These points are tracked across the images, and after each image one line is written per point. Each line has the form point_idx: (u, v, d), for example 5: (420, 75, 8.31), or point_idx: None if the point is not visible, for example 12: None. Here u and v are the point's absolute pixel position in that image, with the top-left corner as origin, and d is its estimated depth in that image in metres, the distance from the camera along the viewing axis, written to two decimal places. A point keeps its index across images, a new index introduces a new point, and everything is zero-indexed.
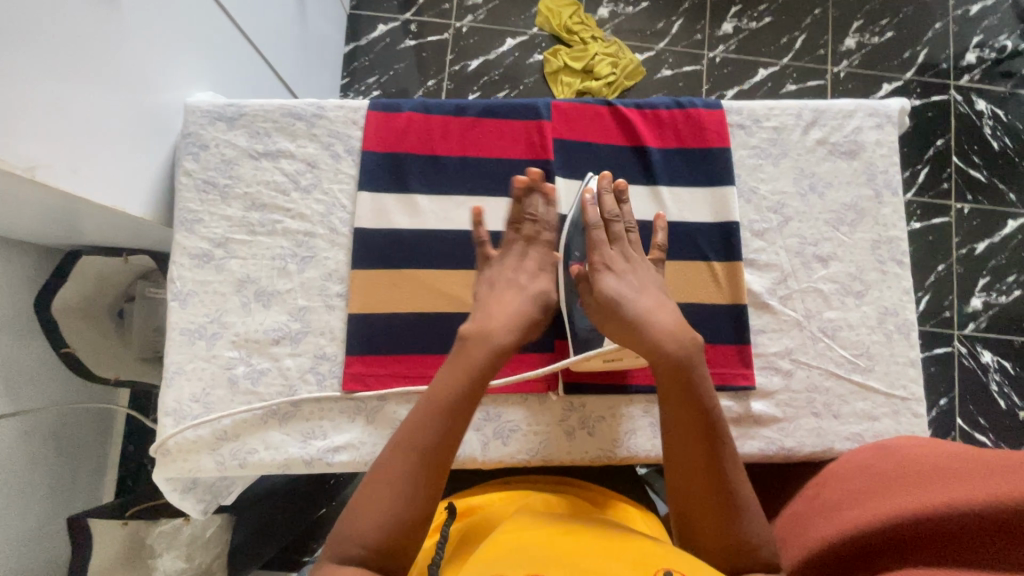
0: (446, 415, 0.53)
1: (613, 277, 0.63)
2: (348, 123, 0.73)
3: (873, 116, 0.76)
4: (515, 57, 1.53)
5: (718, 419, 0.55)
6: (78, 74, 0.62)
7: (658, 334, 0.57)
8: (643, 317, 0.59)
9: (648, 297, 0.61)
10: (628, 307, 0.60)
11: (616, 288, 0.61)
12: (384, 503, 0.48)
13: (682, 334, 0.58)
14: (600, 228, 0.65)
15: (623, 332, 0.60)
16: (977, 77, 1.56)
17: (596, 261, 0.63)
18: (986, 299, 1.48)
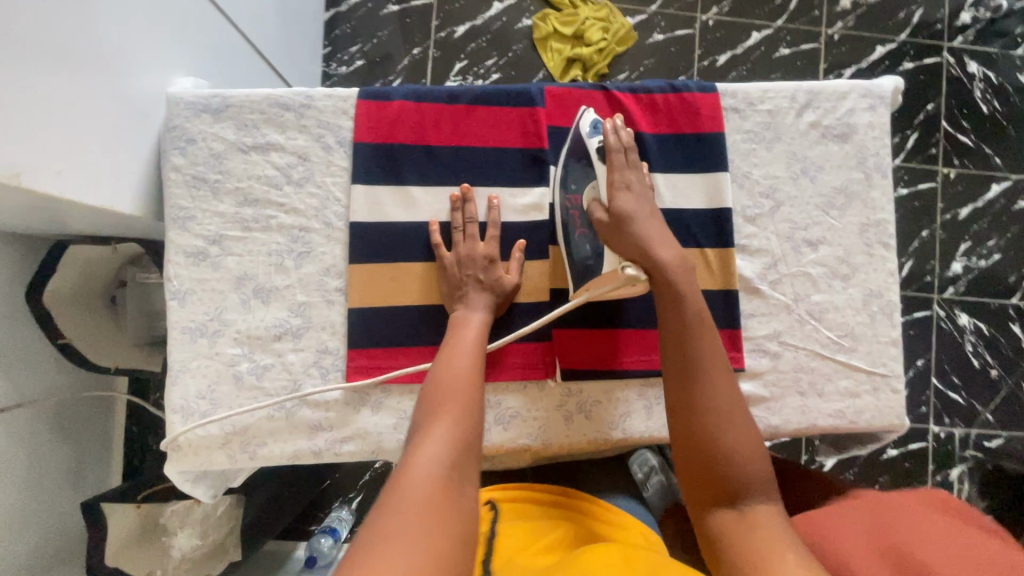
0: (464, 396, 0.57)
1: (626, 195, 0.64)
2: (338, 113, 0.72)
3: (866, 97, 0.76)
4: (503, 23, 1.47)
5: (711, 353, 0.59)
6: (54, 70, 0.60)
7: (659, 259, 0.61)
8: (648, 239, 0.62)
9: (654, 222, 0.64)
10: (636, 225, 0.62)
11: (631, 206, 0.63)
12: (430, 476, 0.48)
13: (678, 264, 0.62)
14: (619, 154, 0.65)
15: (629, 247, 0.62)
16: (971, 38, 1.55)
17: (613, 178, 0.64)
18: (966, 264, 1.52)
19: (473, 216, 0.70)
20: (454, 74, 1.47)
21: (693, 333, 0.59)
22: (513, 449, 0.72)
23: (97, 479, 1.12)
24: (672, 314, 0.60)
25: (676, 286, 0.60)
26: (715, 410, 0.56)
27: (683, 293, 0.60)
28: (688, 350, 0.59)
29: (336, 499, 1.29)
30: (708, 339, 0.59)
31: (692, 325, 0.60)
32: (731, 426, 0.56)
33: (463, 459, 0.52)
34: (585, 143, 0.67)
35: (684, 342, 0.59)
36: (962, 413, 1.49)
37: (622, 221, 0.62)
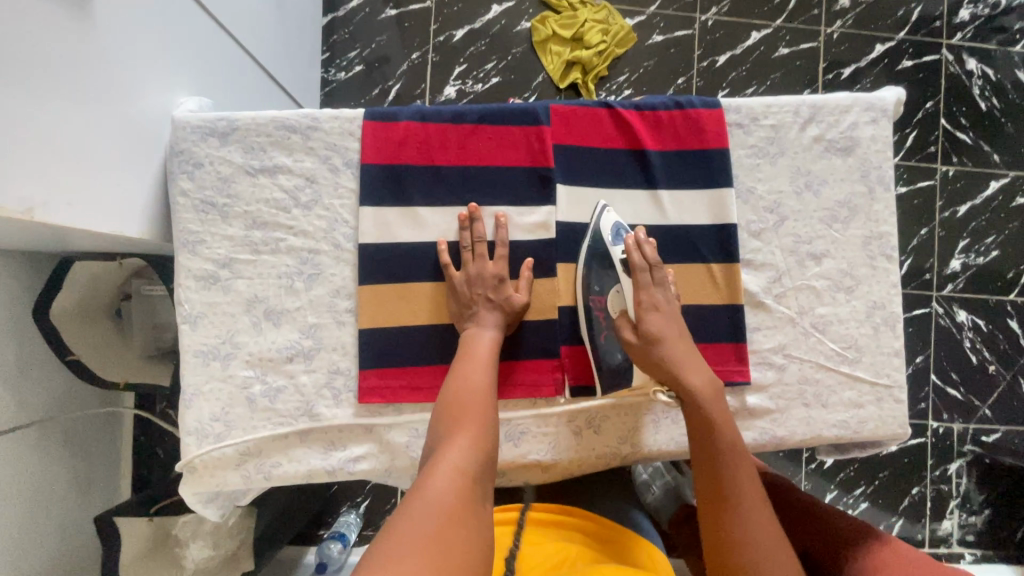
0: (481, 412, 0.60)
1: (655, 316, 0.68)
2: (344, 135, 0.72)
3: (868, 110, 0.76)
4: (502, 26, 1.47)
5: (734, 453, 0.62)
6: (60, 100, 0.60)
7: (686, 375, 0.65)
8: (676, 364, 0.66)
9: (682, 342, 0.68)
10: (664, 348, 0.67)
11: (659, 326, 0.67)
12: (450, 487, 0.51)
13: (705, 380, 0.66)
14: (647, 273, 0.69)
15: (659, 369, 0.67)
16: (970, 34, 1.55)
17: (641, 299, 0.68)
18: (964, 261, 1.53)
19: (482, 236, 0.71)
20: (454, 78, 1.46)
21: (731, 464, 0.62)
22: (524, 464, 0.73)
23: (107, 490, 1.13)
24: (708, 442, 0.63)
25: (712, 417, 0.63)
26: (751, 538, 0.57)
27: (719, 424, 0.63)
28: (726, 479, 0.61)
29: (343, 503, 1.30)
30: (746, 469, 0.62)
31: (729, 452, 0.62)
32: (769, 552, 0.56)
33: (480, 472, 0.55)
34: (607, 250, 0.71)
35: (722, 473, 0.61)
36: (960, 408, 1.51)
37: (649, 345, 0.67)
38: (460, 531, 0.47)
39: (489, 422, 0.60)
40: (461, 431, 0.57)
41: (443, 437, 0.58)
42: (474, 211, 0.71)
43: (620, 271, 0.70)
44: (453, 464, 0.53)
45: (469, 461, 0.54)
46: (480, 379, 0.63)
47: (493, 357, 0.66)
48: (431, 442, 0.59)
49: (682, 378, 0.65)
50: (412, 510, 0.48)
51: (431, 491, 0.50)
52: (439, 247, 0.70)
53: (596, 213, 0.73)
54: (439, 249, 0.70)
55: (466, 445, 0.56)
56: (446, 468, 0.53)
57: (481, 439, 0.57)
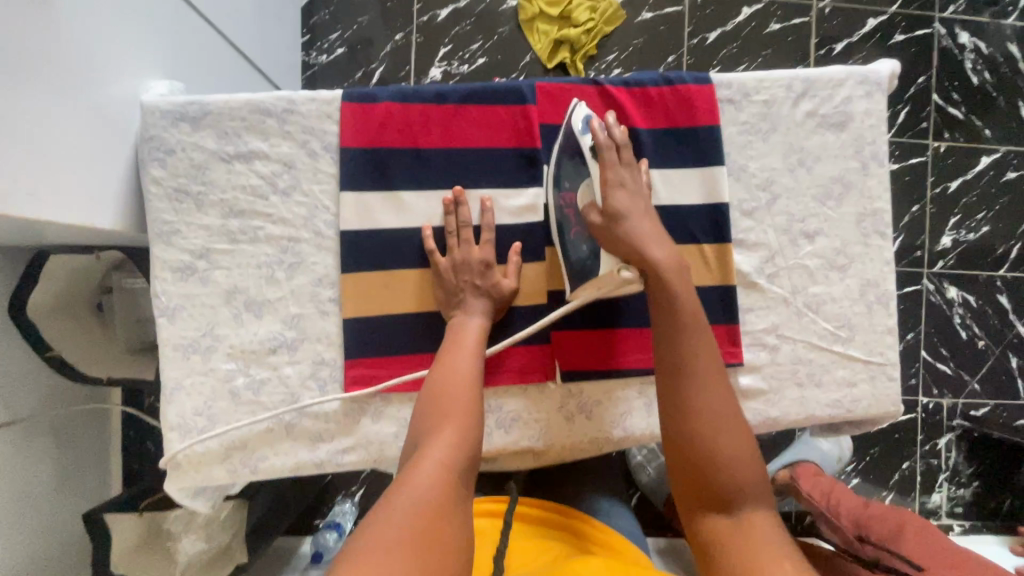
0: (466, 404, 0.57)
1: (620, 193, 0.63)
2: (322, 117, 0.69)
3: (862, 84, 0.74)
4: (487, 4, 1.42)
5: (698, 345, 0.60)
6: (22, 85, 0.57)
7: (650, 253, 0.61)
8: (639, 238, 0.62)
9: (645, 220, 0.63)
10: (626, 225, 0.62)
11: (625, 205, 0.62)
12: (433, 486, 0.49)
13: (668, 259, 0.62)
14: (612, 151, 0.64)
15: (622, 246, 0.62)
16: (962, 8, 1.53)
17: (607, 176, 0.63)
18: (955, 237, 1.53)
19: (467, 220, 0.69)
20: (439, 59, 1.42)
21: (686, 334, 0.60)
22: (515, 450, 0.72)
23: (96, 487, 1.12)
24: (671, 322, 0.60)
25: (669, 284, 0.61)
26: (715, 432, 0.56)
27: (675, 294, 0.61)
28: (682, 353, 0.59)
29: (337, 493, 1.29)
30: (701, 339, 0.60)
31: (684, 322, 0.60)
32: (724, 427, 0.57)
33: (465, 470, 0.53)
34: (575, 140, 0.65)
35: (676, 346, 0.59)
36: (950, 384, 1.52)
37: (613, 222, 0.62)
38: (443, 534, 0.46)
39: (475, 415, 0.57)
40: (446, 427, 0.55)
41: (427, 431, 0.55)
42: (459, 194, 0.69)
43: (587, 156, 0.64)
44: (437, 461, 0.51)
45: (453, 458, 0.52)
46: (465, 368, 0.61)
47: (479, 347, 0.64)
48: (415, 433, 0.56)
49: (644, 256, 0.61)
50: (392, 511, 0.46)
51: (413, 488, 0.48)
52: (424, 232, 0.68)
53: (570, 109, 0.68)
54: (423, 235, 0.68)
55: (451, 442, 0.53)
56: (429, 465, 0.51)
57: (466, 434, 0.55)
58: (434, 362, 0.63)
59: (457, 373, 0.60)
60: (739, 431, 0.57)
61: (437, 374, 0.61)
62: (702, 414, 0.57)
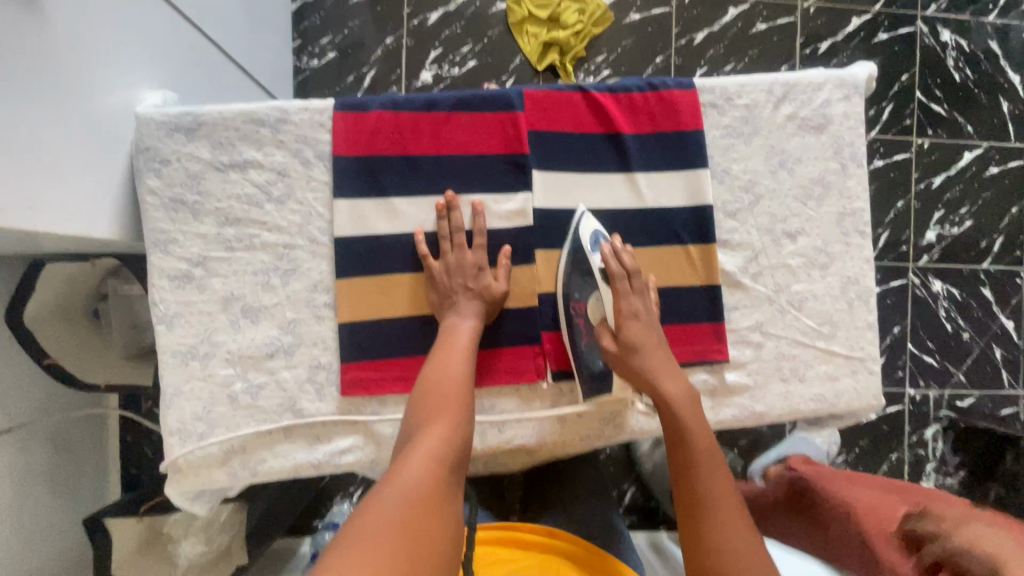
0: (456, 400, 0.60)
1: (635, 325, 0.67)
2: (315, 126, 0.71)
3: (840, 87, 0.76)
4: (476, 8, 1.44)
5: (706, 461, 0.62)
6: (19, 100, 0.58)
7: (660, 380, 0.65)
8: (652, 371, 0.66)
9: (659, 350, 0.67)
10: (641, 358, 0.66)
11: (637, 336, 0.67)
12: (422, 475, 0.51)
13: (679, 385, 0.65)
14: (623, 281, 0.68)
15: (638, 378, 0.66)
16: (944, 6, 1.56)
17: (620, 308, 0.67)
18: (939, 232, 1.56)
19: (460, 224, 0.71)
20: (429, 63, 1.44)
21: (705, 477, 0.61)
22: (509, 448, 0.74)
23: (95, 492, 1.13)
24: (678, 441, 0.63)
25: (684, 423, 0.63)
26: (721, 544, 0.58)
27: (691, 434, 0.63)
28: (703, 493, 0.60)
29: (335, 495, 1.31)
30: (720, 478, 0.61)
31: (702, 463, 0.62)
32: (754, 569, 0.57)
33: (453, 462, 0.55)
34: (586, 260, 0.70)
35: (698, 489, 0.61)
36: (936, 376, 1.55)
37: (625, 355, 0.67)
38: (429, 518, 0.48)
39: (465, 413, 0.60)
40: (437, 421, 0.58)
41: (419, 426, 0.58)
42: (452, 199, 0.71)
43: (597, 279, 0.70)
44: (426, 452, 0.54)
45: (442, 450, 0.55)
46: (458, 368, 0.63)
47: (472, 345, 0.66)
48: (408, 427, 0.59)
49: (657, 385, 0.65)
50: (381, 497, 0.49)
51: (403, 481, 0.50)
52: (417, 237, 0.70)
53: (575, 219, 0.72)
54: (416, 239, 0.70)
55: (441, 435, 0.56)
56: (419, 459, 0.53)
57: (456, 429, 0.57)
58: (428, 358, 0.66)
59: (451, 373, 0.63)
60: (748, 544, 0.58)
61: (431, 373, 0.63)
62: (731, 555, 0.57)
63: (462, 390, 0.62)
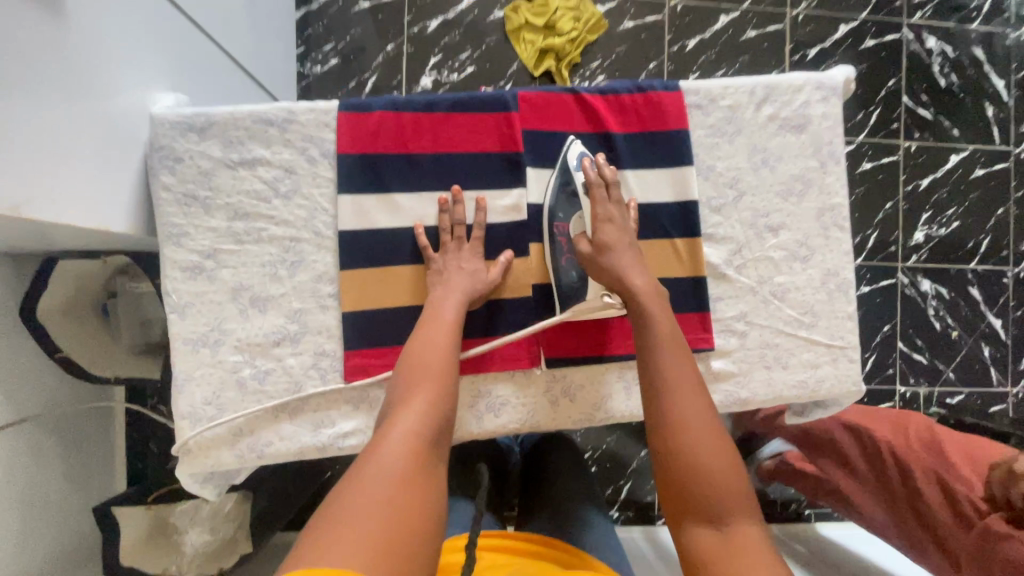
0: (438, 368, 0.62)
1: (609, 227, 0.70)
2: (320, 126, 0.75)
3: (819, 89, 0.80)
4: (475, 15, 1.49)
5: (673, 354, 0.64)
6: (43, 100, 0.62)
7: (630, 276, 0.68)
8: (622, 269, 0.69)
9: (630, 251, 0.70)
10: (612, 256, 0.69)
11: (611, 237, 0.70)
12: (406, 442, 0.53)
13: (647, 284, 0.68)
14: (601, 189, 0.71)
15: (609, 274, 0.69)
16: (929, 13, 1.60)
17: (597, 212, 0.71)
18: (927, 232, 1.60)
19: (460, 218, 0.75)
20: (429, 69, 1.48)
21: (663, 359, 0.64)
22: (504, 433, 0.77)
23: (102, 484, 1.16)
24: (644, 334, 0.66)
25: (647, 311, 0.66)
26: (692, 436, 0.59)
27: (654, 321, 0.66)
28: (660, 374, 0.63)
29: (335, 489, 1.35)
30: (678, 361, 0.64)
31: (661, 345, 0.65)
32: (701, 437, 0.59)
33: (436, 424, 0.57)
34: (570, 177, 0.74)
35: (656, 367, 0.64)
36: (926, 373, 1.59)
37: (596, 253, 0.70)
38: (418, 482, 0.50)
39: (446, 378, 0.62)
40: (420, 390, 0.59)
41: (404, 396, 0.59)
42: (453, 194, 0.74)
43: (581, 194, 0.73)
44: (412, 424, 0.55)
45: (425, 418, 0.56)
46: (442, 342, 0.65)
47: (458, 321, 0.68)
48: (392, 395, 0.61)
49: (627, 280, 0.68)
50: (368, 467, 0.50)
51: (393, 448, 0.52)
52: (419, 231, 0.73)
53: (565, 146, 0.77)
54: (418, 233, 0.73)
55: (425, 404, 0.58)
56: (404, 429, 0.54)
57: (439, 397, 0.60)
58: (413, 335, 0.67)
59: (434, 346, 0.65)
60: (716, 436, 0.59)
61: (415, 346, 0.65)
62: (681, 424, 0.60)
63: (446, 361, 0.64)
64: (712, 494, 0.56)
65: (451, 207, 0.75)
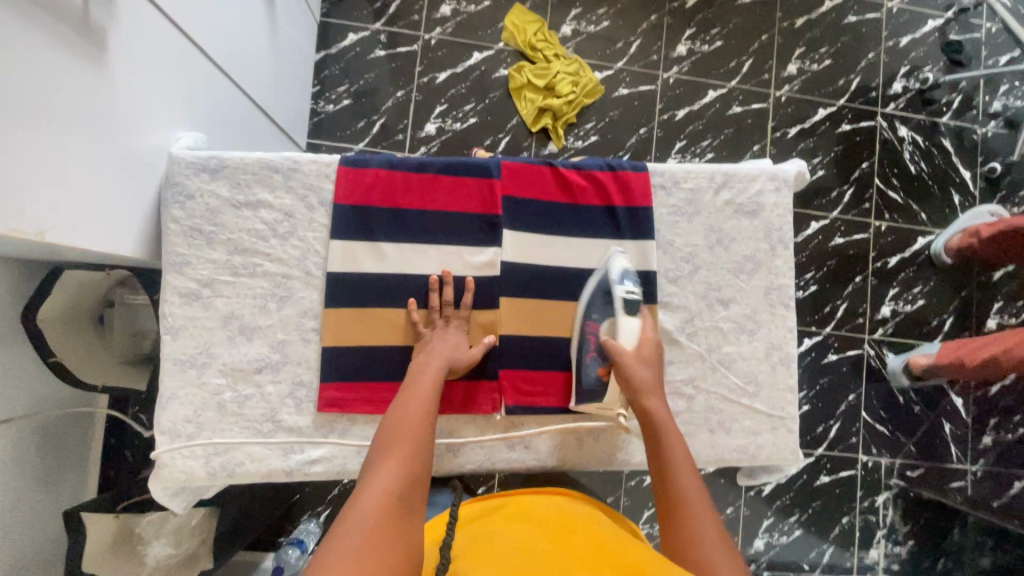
0: (415, 436, 0.66)
1: (644, 359, 0.79)
2: (321, 177, 0.83)
3: (772, 180, 0.90)
4: (481, 72, 1.61)
5: (673, 465, 0.69)
6: (79, 140, 0.70)
7: (649, 394, 0.76)
8: (643, 387, 0.76)
9: (650, 370, 0.79)
10: (637, 375, 0.77)
11: (645, 363, 0.79)
12: (378, 506, 0.56)
13: (661, 400, 0.76)
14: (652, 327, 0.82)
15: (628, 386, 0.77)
16: (903, 105, 1.73)
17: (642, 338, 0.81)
18: (893, 308, 1.67)
19: (448, 298, 0.82)
20: (434, 116, 1.59)
21: (678, 476, 0.68)
22: (461, 472, 0.83)
23: (75, 488, 1.18)
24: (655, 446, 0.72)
25: (665, 438, 0.72)
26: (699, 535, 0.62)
27: (665, 436, 0.72)
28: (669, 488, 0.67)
29: (302, 513, 1.38)
30: (688, 480, 0.68)
31: (677, 470, 0.69)
32: (710, 548, 0.60)
33: (409, 490, 0.60)
34: (611, 286, 0.83)
35: (671, 478, 0.68)
36: (888, 444, 1.61)
37: (631, 363, 0.78)
38: (388, 541, 0.53)
39: (422, 446, 0.65)
40: (392, 456, 0.63)
41: (378, 458, 0.63)
42: (444, 274, 0.83)
43: (620, 305, 0.82)
44: (384, 483, 0.59)
45: (398, 484, 0.60)
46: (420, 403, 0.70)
47: (436, 386, 0.73)
48: (367, 464, 0.64)
49: (644, 395, 0.76)
50: (341, 531, 0.53)
51: (369, 503, 0.56)
52: (410, 304, 0.81)
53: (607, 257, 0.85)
54: (409, 304, 0.81)
55: (397, 465, 0.61)
56: (375, 489, 0.58)
57: (411, 457, 0.63)
58: (393, 401, 0.71)
59: (411, 408, 0.69)
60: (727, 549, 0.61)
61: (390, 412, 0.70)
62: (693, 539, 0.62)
63: (422, 421, 0.68)
64: None
65: (440, 287, 0.83)
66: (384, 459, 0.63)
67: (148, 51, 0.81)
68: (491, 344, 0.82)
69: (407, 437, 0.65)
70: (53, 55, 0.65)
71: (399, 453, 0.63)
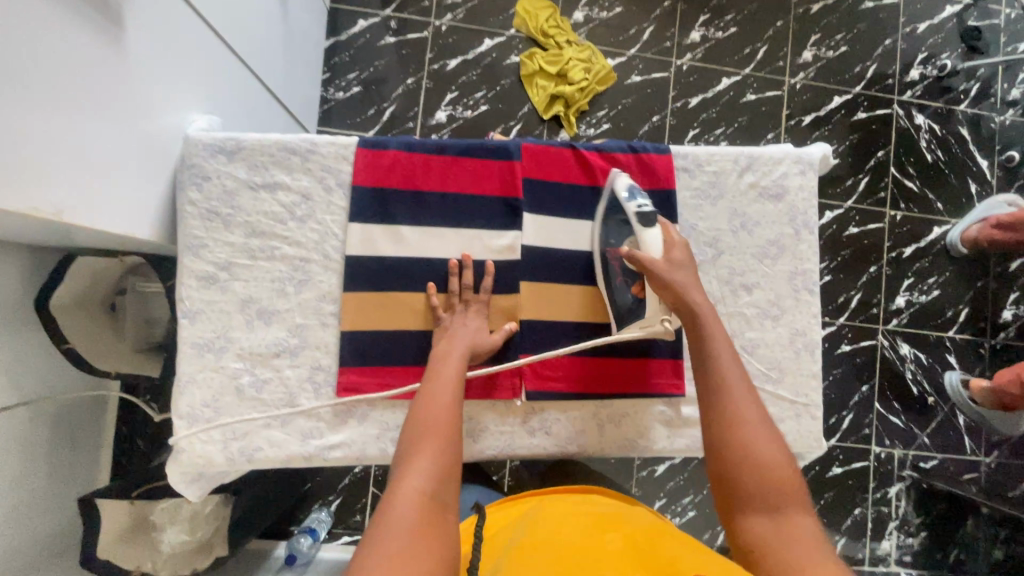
0: (442, 425, 0.64)
1: (679, 266, 0.73)
2: (339, 159, 0.82)
3: (797, 163, 0.88)
4: (492, 58, 1.59)
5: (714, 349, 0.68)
6: (94, 121, 0.69)
7: (686, 289, 0.71)
8: (682, 285, 0.71)
9: (687, 272, 0.73)
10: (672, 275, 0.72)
11: (678, 271, 0.73)
12: (414, 507, 0.54)
13: (701, 298, 0.72)
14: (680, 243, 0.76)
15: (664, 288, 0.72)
16: (920, 92, 1.70)
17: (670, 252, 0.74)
18: (909, 298, 1.65)
19: (468, 282, 0.81)
20: (445, 104, 1.57)
21: (720, 364, 0.67)
22: (482, 458, 0.82)
23: (88, 476, 1.18)
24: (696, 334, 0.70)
25: (705, 327, 0.70)
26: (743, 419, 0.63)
27: (706, 324, 0.70)
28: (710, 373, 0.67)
29: (314, 502, 1.37)
30: (730, 365, 0.67)
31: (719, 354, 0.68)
32: (755, 436, 0.61)
33: (442, 485, 0.58)
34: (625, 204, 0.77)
35: (716, 374, 0.66)
36: (902, 436, 1.60)
37: (662, 270, 0.72)
38: (429, 542, 0.52)
39: (451, 438, 0.63)
40: (422, 452, 0.60)
41: (406, 454, 0.61)
42: (463, 259, 0.81)
43: (636, 220, 0.75)
44: (417, 481, 0.57)
45: (431, 481, 0.58)
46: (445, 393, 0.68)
47: (460, 375, 0.71)
48: (396, 460, 0.62)
49: (683, 290, 0.71)
50: (382, 537, 0.51)
51: (405, 502, 0.54)
52: (431, 289, 0.80)
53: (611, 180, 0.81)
54: (429, 289, 0.79)
55: (429, 461, 0.59)
56: (409, 489, 0.56)
57: (443, 452, 0.61)
58: (417, 392, 0.69)
59: (437, 399, 0.67)
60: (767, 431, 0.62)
61: (415, 403, 0.67)
62: (738, 423, 0.62)
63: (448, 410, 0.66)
64: (769, 489, 0.58)
65: (460, 271, 0.81)
66: (413, 455, 0.60)
67: (165, 31, 0.79)
68: (511, 330, 0.81)
69: (434, 429, 0.63)
70: (69, 31, 0.63)
71: (429, 447, 0.61)
